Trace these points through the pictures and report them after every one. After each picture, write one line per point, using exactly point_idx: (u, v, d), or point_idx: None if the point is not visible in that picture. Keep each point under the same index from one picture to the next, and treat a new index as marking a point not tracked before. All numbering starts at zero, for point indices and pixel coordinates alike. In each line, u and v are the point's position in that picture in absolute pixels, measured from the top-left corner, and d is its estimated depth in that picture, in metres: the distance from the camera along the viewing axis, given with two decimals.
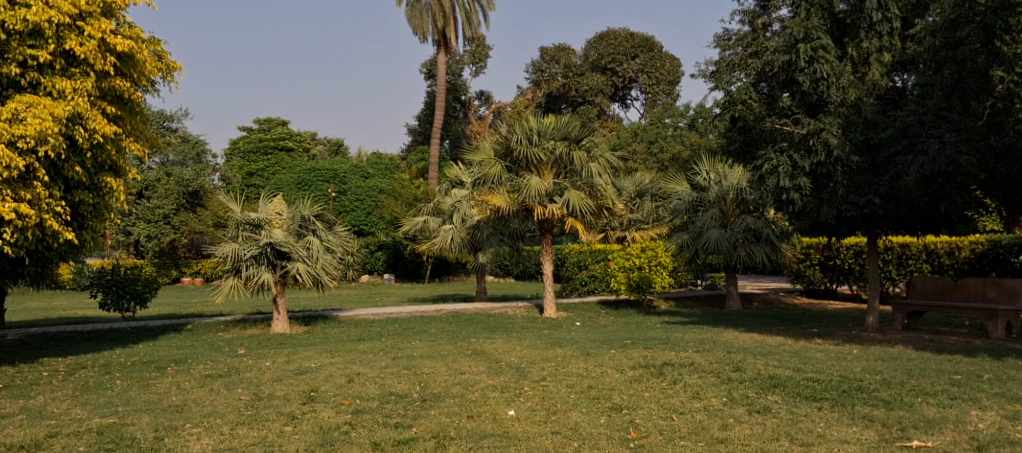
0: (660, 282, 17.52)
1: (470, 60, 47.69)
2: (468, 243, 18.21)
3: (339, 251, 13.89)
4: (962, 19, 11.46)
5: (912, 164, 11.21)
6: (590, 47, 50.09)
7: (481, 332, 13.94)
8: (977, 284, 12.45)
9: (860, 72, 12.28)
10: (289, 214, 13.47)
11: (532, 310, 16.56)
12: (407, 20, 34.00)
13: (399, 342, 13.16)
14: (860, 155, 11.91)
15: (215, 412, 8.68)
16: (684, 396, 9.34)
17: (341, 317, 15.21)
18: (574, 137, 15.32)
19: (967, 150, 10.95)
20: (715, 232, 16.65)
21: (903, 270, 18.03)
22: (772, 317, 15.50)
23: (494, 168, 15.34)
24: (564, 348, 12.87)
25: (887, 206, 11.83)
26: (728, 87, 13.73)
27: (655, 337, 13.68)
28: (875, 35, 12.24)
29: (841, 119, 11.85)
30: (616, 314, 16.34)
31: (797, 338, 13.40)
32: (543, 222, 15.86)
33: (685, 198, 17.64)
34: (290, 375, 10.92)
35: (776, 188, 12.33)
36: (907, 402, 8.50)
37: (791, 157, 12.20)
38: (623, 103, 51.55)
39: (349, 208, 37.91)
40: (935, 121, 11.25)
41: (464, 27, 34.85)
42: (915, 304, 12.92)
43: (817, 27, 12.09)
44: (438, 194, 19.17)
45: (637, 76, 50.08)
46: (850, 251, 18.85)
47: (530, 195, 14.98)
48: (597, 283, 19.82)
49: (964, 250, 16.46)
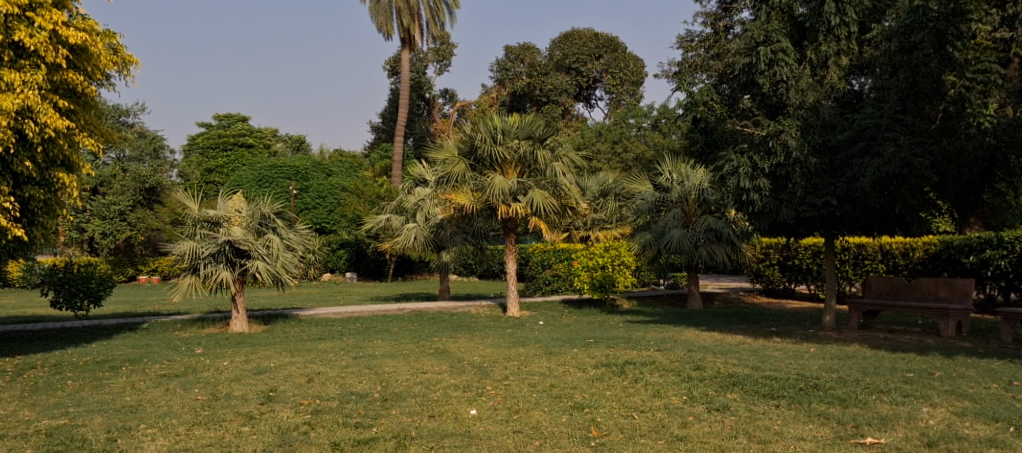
0: (624, 281, 17.63)
1: (434, 57, 47.54)
2: (432, 241, 18.14)
3: (300, 249, 13.72)
4: (916, 25, 11.83)
5: (868, 166, 11.40)
6: (555, 47, 50.26)
7: (443, 331, 13.89)
8: (929, 284, 12.74)
9: (818, 74, 12.43)
10: (249, 211, 13.28)
11: (495, 310, 16.53)
12: (371, 18, 33.66)
13: (360, 341, 13.06)
14: (818, 157, 12.10)
15: (171, 413, 8.54)
16: (645, 395, 9.41)
17: (302, 316, 15.02)
18: (538, 136, 15.36)
19: (921, 153, 11.23)
20: (678, 232, 16.80)
21: (859, 270, 18.36)
22: (732, 316, 15.66)
23: (458, 167, 15.24)
24: (526, 347, 12.87)
25: (843, 208, 12.02)
26: (691, 88, 13.86)
27: (617, 337, 13.74)
28: (833, 39, 12.34)
29: (799, 121, 12.01)
30: (579, 314, 16.34)
31: (756, 337, 13.57)
32: (507, 221, 15.87)
33: (648, 198, 17.78)
34: (248, 374, 10.77)
35: (737, 189, 12.49)
36: (861, 400, 8.67)
37: (751, 159, 12.38)
38: (587, 103, 51.74)
39: (311, 206, 37.49)
40: (890, 124, 11.43)
41: (430, 26, 34.76)
42: (871, 303, 13.18)
43: (776, 30, 12.36)
44: (402, 192, 19.05)
45: (601, 76, 50.36)
46: (808, 251, 19.17)
47: (494, 194, 14.95)
48: (561, 282, 19.86)
49: (918, 251, 16.79)
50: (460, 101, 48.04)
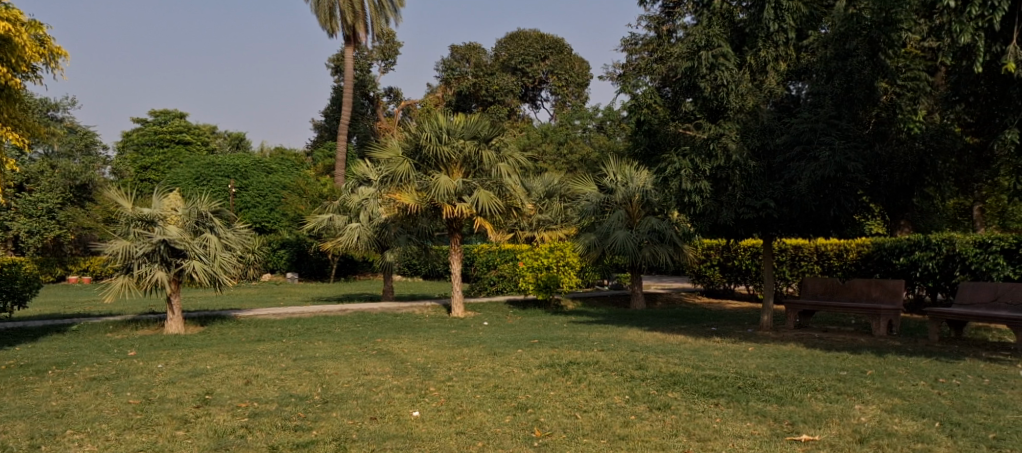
0: (568, 282, 17.72)
1: (379, 56, 47.14)
2: (376, 241, 17.97)
3: (238, 248, 13.42)
4: (851, 33, 12.16)
5: (804, 170, 11.73)
6: (500, 47, 50.34)
7: (387, 332, 13.75)
8: (862, 285, 13.11)
9: (758, 79, 12.79)
10: (185, 210, 12.97)
11: (439, 310, 16.44)
12: (314, 15, 33.23)
13: (301, 342, 12.84)
14: (757, 160, 12.33)
15: (100, 417, 8.25)
16: (588, 394, 9.46)
17: (241, 317, 14.70)
18: (483, 136, 15.33)
19: (855, 157, 11.62)
20: (622, 233, 16.96)
21: (796, 271, 18.81)
22: (674, 316, 15.88)
23: (402, 166, 15.08)
24: (471, 347, 12.84)
25: (781, 210, 12.31)
26: (635, 91, 14.00)
27: (561, 337, 13.81)
28: (772, 44, 12.67)
29: (739, 125, 12.27)
30: (523, 314, 16.38)
31: (697, 336, 13.80)
32: (452, 221, 15.80)
33: (593, 200, 17.93)
34: (184, 377, 10.48)
35: (679, 191, 12.66)
36: (797, 398, 8.86)
37: (692, 161, 12.55)
38: (534, 104, 51.84)
39: (251, 204, 36.69)
40: (826, 128, 11.80)
41: (376, 25, 34.41)
42: (807, 304, 13.51)
43: (717, 35, 12.50)
44: (345, 191, 18.81)
45: (547, 77, 50.58)
46: (747, 252, 19.58)
47: (438, 194, 14.86)
48: (506, 283, 19.89)
49: (852, 253, 17.30)
50: (405, 100, 47.67)
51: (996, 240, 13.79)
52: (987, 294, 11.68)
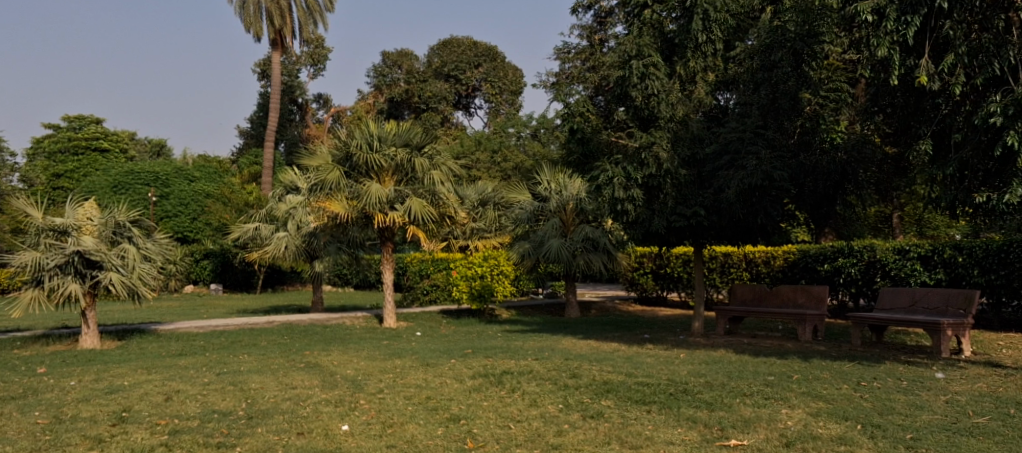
0: (502, 291, 17.63)
1: (307, 61, 46.34)
2: (305, 251, 17.56)
3: (159, 259, 12.93)
4: (776, 44, 12.50)
5: (732, 178, 11.91)
6: (433, 54, 50.04)
7: (316, 344, 13.41)
8: (788, 291, 13.39)
9: (687, 89, 12.97)
10: (101, 219, 12.42)
11: (371, 321, 16.13)
12: (239, 18, 32.53)
13: (225, 356, 12.41)
14: (687, 169, 12.50)
15: (5, 439, 7.76)
16: (522, 404, 9.36)
17: (162, 331, 14.14)
18: (415, 144, 15.20)
19: (781, 166, 11.92)
20: (556, 241, 16.97)
21: (725, 278, 19.14)
22: (608, 324, 15.94)
23: (332, 174, 14.75)
24: (403, 359, 12.59)
25: (710, 218, 12.52)
26: (568, 99, 13.98)
27: (495, 346, 13.67)
28: (701, 55, 12.88)
29: (670, 133, 12.43)
30: (457, 324, 16.22)
31: (630, 344, 13.86)
32: (383, 230, 15.51)
33: (527, 208, 17.92)
34: (98, 394, 9.97)
35: (611, 199, 12.69)
36: (726, 403, 8.95)
37: (625, 169, 12.58)
38: (466, 111, 51.61)
39: (172, 214, 35.47)
40: (753, 138, 11.99)
41: (302, 29, 33.79)
42: (736, 310, 13.74)
43: (648, 44, 12.63)
44: (271, 200, 18.36)
45: (480, 85, 50.44)
46: (679, 259, 19.85)
47: (370, 202, 14.59)
48: (439, 292, 19.71)
49: (778, 260, 17.63)
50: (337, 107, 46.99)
51: (913, 247, 14.33)
52: (905, 299, 12.07)
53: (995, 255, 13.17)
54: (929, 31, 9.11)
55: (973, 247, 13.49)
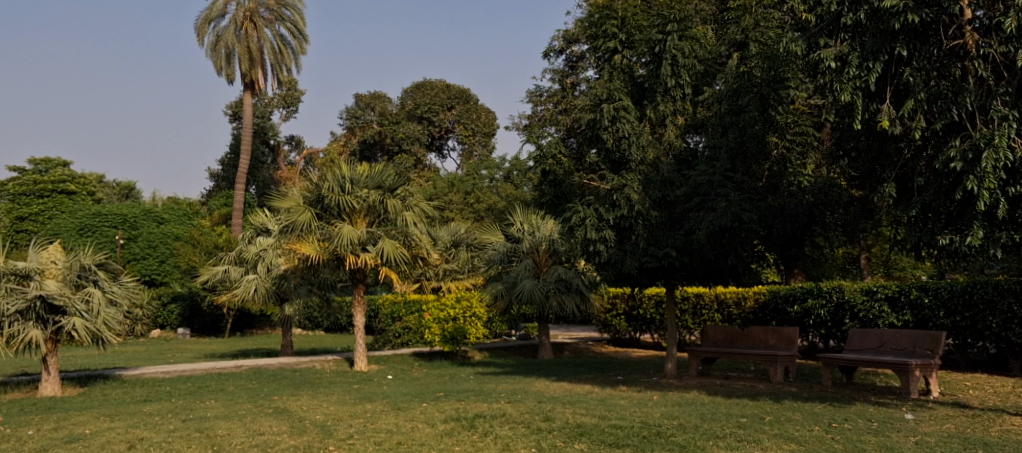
0: (475, 333, 17.54)
1: (280, 103, 46.41)
2: (275, 294, 17.37)
3: (124, 303, 12.72)
4: (742, 89, 12.86)
5: (702, 220, 12.00)
6: (407, 97, 50.34)
7: (285, 388, 13.19)
8: (759, 332, 13.47)
9: (657, 132, 13.09)
10: (66, 263, 12.22)
11: (342, 364, 15.93)
12: (210, 60, 32.58)
13: (191, 402, 12.15)
14: (658, 210, 12.60)
15: None
16: (494, 449, 9.26)
17: (126, 376, 13.84)
18: (388, 186, 15.20)
19: (750, 208, 12.02)
20: (529, 283, 16.98)
21: (697, 320, 19.21)
22: (581, 365, 15.89)
23: (303, 215, 14.68)
24: (373, 403, 12.41)
25: (682, 259, 12.58)
26: (540, 141, 14.11)
27: (468, 389, 13.54)
28: (670, 99, 13.04)
29: (641, 176, 12.55)
30: (429, 366, 16.08)
31: (603, 385, 13.83)
32: (355, 271, 15.39)
33: (500, 249, 17.90)
34: (58, 443, 9.69)
35: (584, 240, 12.74)
36: (699, 446, 8.92)
37: (597, 210, 12.70)
38: (439, 153, 51.80)
39: (140, 256, 34.91)
40: (722, 181, 12.14)
41: (275, 71, 33.85)
42: (708, 351, 13.78)
43: (618, 89, 12.81)
44: (241, 241, 18.19)
45: (453, 127, 50.76)
46: (651, 300, 19.93)
47: (341, 244, 14.50)
48: (411, 335, 19.53)
49: (749, 301, 17.78)
50: (309, 148, 46.99)
51: (880, 288, 14.54)
52: (874, 340, 12.19)
53: (959, 296, 13.36)
54: (891, 78, 9.31)
55: (939, 288, 13.71)
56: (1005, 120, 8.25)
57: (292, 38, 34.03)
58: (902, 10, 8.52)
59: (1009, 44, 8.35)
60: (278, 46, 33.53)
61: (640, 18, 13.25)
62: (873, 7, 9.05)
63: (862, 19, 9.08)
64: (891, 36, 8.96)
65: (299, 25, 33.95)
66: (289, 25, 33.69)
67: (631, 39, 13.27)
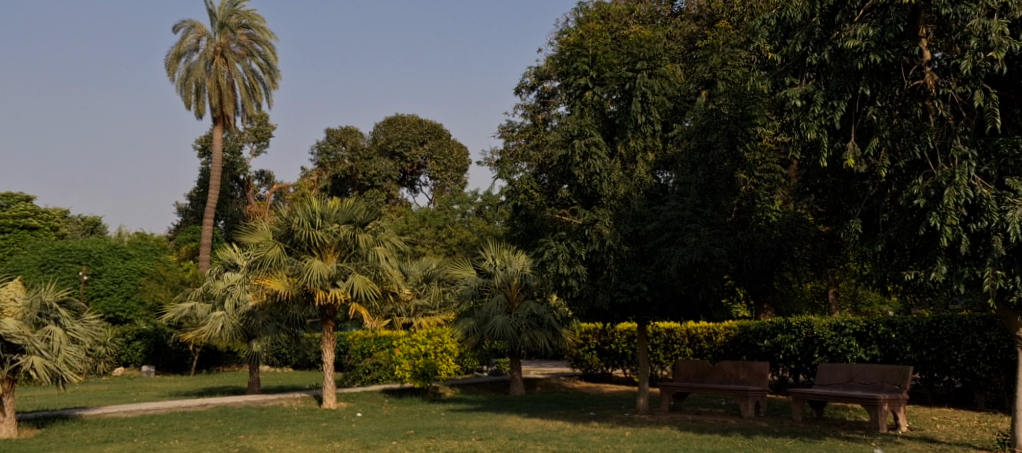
0: (447, 369, 17.39)
1: (251, 137, 46.20)
2: (242, 331, 17.12)
3: (86, 341, 12.47)
4: (711, 126, 12.91)
5: (673, 255, 12.07)
6: (379, 131, 50.38)
7: (251, 427, 12.92)
8: (730, 367, 13.51)
9: (628, 168, 13.21)
10: (25, 300, 11.93)
11: (310, 402, 15.67)
12: (180, 94, 32.45)
13: (154, 442, 11.84)
14: (630, 245, 12.65)
15: None
16: None
17: (86, 416, 13.47)
18: (358, 221, 15.14)
19: (719, 243, 12.11)
20: (500, 318, 16.91)
21: (669, 354, 19.24)
22: (553, 401, 15.77)
23: (272, 250, 14.55)
24: (342, 441, 12.18)
25: (653, 294, 12.61)
26: (511, 176, 14.07)
27: (438, 426, 13.37)
28: (641, 135, 13.18)
29: (612, 211, 12.63)
30: (399, 403, 15.88)
31: (576, 421, 13.75)
32: (324, 307, 15.22)
33: (471, 284, 17.81)
34: None
35: (556, 275, 12.75)
36: None
37: (568, 245, 12.75)
38: (411, 188, 51.77)
39: (104, 292, 34.24)
40: (692, 216, 12.23)
41: (245, 106, 33.75)
42: (679, 386, 13.77)
43: (589, 125, 12.93)
44: (209, 277, 17.97)
45: (425, 162, 50.89)
46: (623, 335, 19.95)
47: (311, 279, 14.36)
48: (381, 371, 19.32)
49: (720, 336, 17.84)
50: (279, 182, 46.75)
51: (848, 323, 14.66)
52: (842, 375, 12.28)
53: (925, 331, 13.52)
54: (854, 116, 9.47)
55: (905, 323, 13.87)
56: (965, 158, 8.43)
57: (263, 73, 33.97)
58: (864, 50, 8.75)
59: (968, 84, 8.51)
60: (248, 80, 33.48)
61: (610, 56, 13.39)
62: (837, 48, 9.21)
63: (826, 58, 9.28)
64: (854, 75, 9.15)
65: (270, 60, 33.91)
66: (259, 60, 33.67)
67: (601, 76, 13.45)
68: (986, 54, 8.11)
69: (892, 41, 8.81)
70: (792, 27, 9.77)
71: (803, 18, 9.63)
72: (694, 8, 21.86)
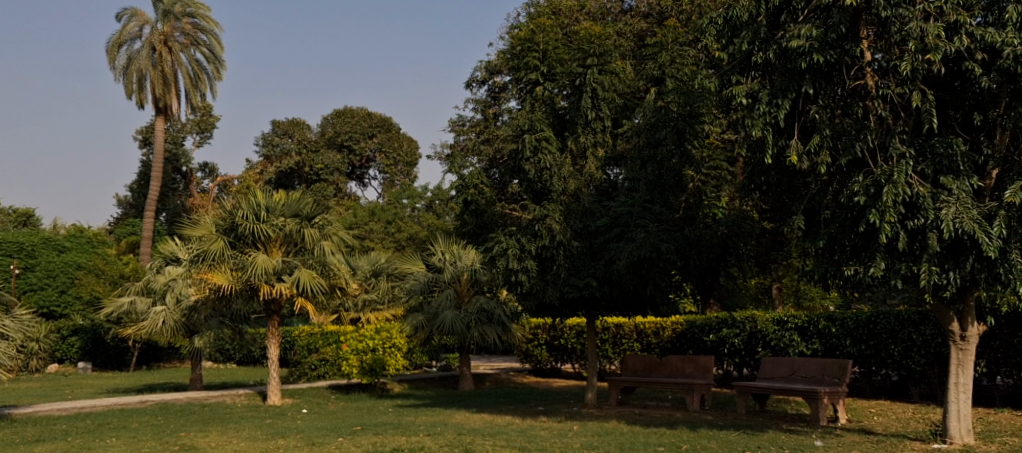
0: (395, 364, 17.26)
1: (195, 128, 45.15)
2: (183, 326, 16.74)
3: (17, 337, 12.01)
4: (660, 123, 13.01)
5: (622, 250, 12.16)
6: (327, 124, 49.72)
7: (192, 425, 12.61)
8: (677, 361, 13.68)
9: (578, 164, 13.23)
10: None
11: (253, 398, 15.38)
12: (121, 84, 31.49)
13: (89, 441, 11.44)
14: (579, 241, 12.71)
15: None
16: None
17: (17, 415, 12.99)
18: (305, 215, 14.94)
19: (667, 238, 12.21)
20: (450, 313, 16.84)
21: (617, 349, 19.42)
22: (502, 396, 15.77)
23: (215, 244, 14.25)
24: (287, 438, 11.96)
25: (602, 289, 12.69)
26: (462, 171, 14.04)
27: (385, 422, 13.23)
28: (591, 131, 13.24)
29: (562, 207, 12.68)
30: (346, 399, 15.69)
31: (524, 416, 13.76)
32: (270, 302, 14.94)
33: (421, 279, 17.71)
34: None
35: (505, 270, 12.74)
36: None
37: (518, 240, 12.74)
38: (360, 182, 51.26)
39: (37, 287, 33.02)
40: (641, 212, 12.31)
41: (190, 97, 32.92)
42: (627, 380, 13.89)
43: (540, 120, 12.94)
44: (149, 271, 17.54)
45: (374, 155, 50.50)
46: (573, 330, 20.06)
47: (255, 273, 14.08)
48: (328, 367, 19.08)
49: (667, 330, 18.06)
50: (224, 175, 45.84)
51: (790, 318, 15.00)
52: (784, 369, 12.54)
53: (864, 326, 13.90)
54: (798, 114, 9.61)
55: (845, 318, 14.23)
56: (903, 157, 8.66)
57: (208, 63, 33.21)
58: (808, 50, 8.89)
59: (905, 85, 8.75)
60: (193, 70, 32.71)
61: (561, 52, 13.49)
62: (781, 47, 9.35)
63: (771, 58, 9.43)
64: (798, 75, 9.30)
65: (216, 50, 33.19)
66: (205, 50, 32.92)
67: (552, 71, 13.40)
68: (924, 56, 8.32)
69: (834, 42, 9.01)
70: (739, 26, 9.96)
71: (750, 17, 9.81)
72: (644, 5, 22.06)
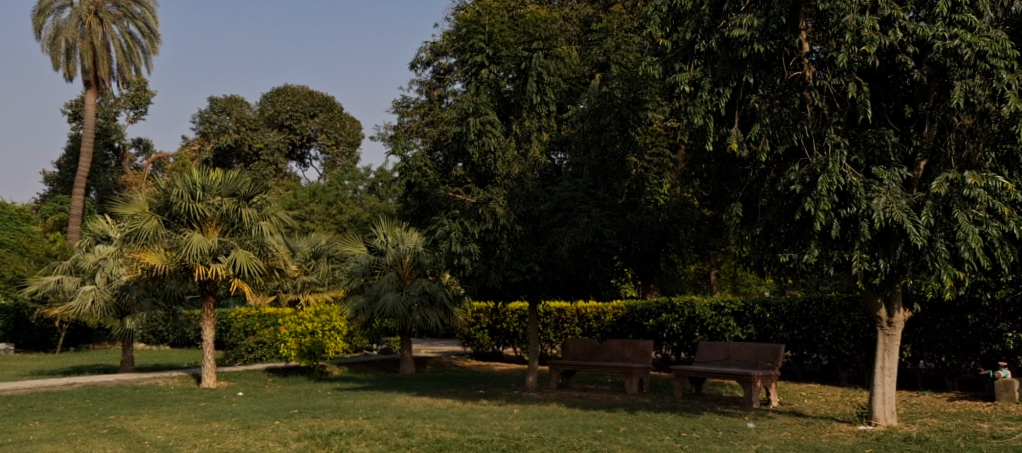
0: (334, 347, 17.02)
1: (128, 103, 43.61)
2: (115, 307, 16.17)
3: None
4: (604, 109, 13.08)
5: (564, 235, 12.21)
6: (267, 102, 48.80)
7: (122, 408, 12.24)
8: (616, 345, 13.87)
9: (523, 148, 13.23)
10: None
11: (188, 381, 15.02)
12: (46, 54, 30.24)
13: (11, 424, 10.99)
14: (523, 225, 12.76)
15: None
16: None
17: None
18: (243, 194, 14.50)
19: (610, 224, 12.30)
20: (391, 296, 16.73)
21: (559, 333, 19.60)
22: (443, 380, 15.75)
23: (149, 222, 13.83)
24: (221, 422, 11.71)
25: (545, 273, 12.75)
26: (405, 152, 13.84)
27: (324, 406, 13.08)
28: (535, 115, 13.28)
29: (506, 190, 12.73)
30: (283, 382, 15.46)
31: (465, 399, 13.76)
32: (205, 283, 14.57)
33: (362, 261, 17.51)
34: None
35: (448, 254, 12.69)
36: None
37: (462, 224, 12.69)
38: (301, 162, 50.38)
39: None
40: (584, 197, 12.38)
41: (122, 71, 31.74)
42: (567, 364, 14.01)
43: (485, 103, 12.90)
44: (77, 250, 16.96)
45: (316, 135, 49.74)
46: (515, 314, 20.14)
47: (190, 253, 13.71)
48: (266, 350, 18.77)
49: (608, 315, 18.30)
50: (159, 153, 44.49)
51: (727, 303, 15.36)
52: (720, 352, 12.83)
53: (797, 311, 14.28)
54: (738, 103, 9.74)
55: (779, 303, 14.64)
56: (837, 147, 8.88)
57: (142, 37, 32.07)
58: (749, 40, 9.03)
59: (842, 77, 8.95)
60: (125, 43, 31.54)
61: (507, 35, 13.34)
62: (724, 37, 9.48)
63: (714, 46, 9.53)
64: (739, 64, 9.47)
65: (151, 23, 32.05)
66: (139, 22, 31.75)
67: (498, 54, 13.33)
68: (859, 48, 8.54)
69: (775, 32, 9.17)
70: (683, 15, 10.04)
71: (692, 7, 9.91)
72: None
